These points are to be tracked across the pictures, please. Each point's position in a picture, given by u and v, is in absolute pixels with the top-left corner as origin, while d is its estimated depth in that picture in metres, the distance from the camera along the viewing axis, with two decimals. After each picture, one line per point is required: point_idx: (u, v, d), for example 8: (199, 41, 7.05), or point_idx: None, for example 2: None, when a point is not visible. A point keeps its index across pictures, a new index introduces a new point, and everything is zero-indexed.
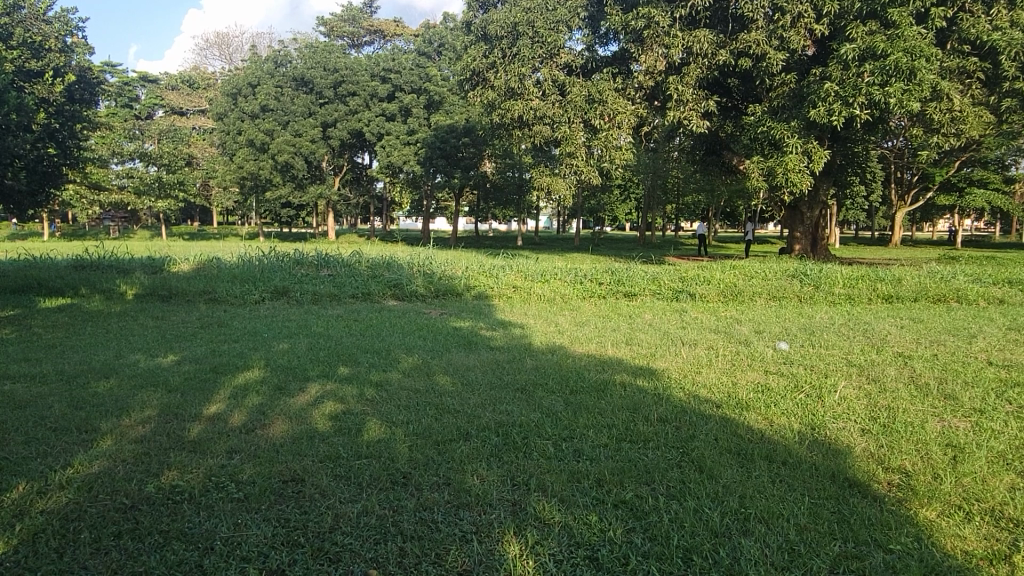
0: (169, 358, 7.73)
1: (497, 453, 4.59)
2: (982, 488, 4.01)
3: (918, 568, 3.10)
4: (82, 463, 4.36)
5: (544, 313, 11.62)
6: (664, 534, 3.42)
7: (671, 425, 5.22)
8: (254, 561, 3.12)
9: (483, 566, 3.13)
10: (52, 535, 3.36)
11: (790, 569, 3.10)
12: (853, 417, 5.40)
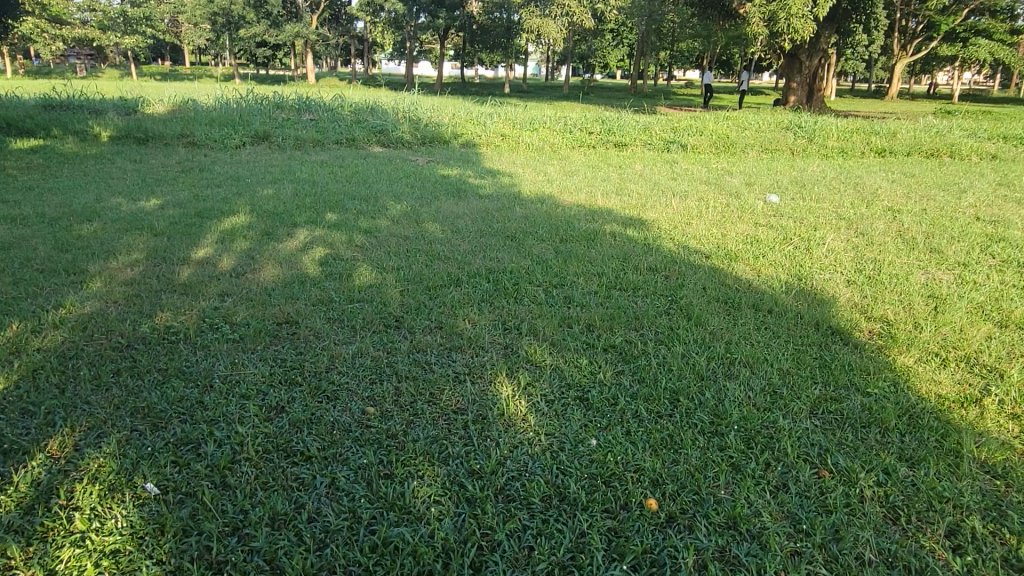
0: (152, 201, 7.60)
1: (488, 299, 4.63)
2: (960, 337, 4.14)
3: (894, 410, 3.23)
4: (73, 303, 4.37)
5: (531, 162, 11.42)
6: (652, 376, 3.53)
7: (660, 274, 5.27)
8: (253, 398, 3.19)
9: (477, 404, 3.22)
10: (51, 371, 3.41)
11: (772, 410, 3.22)
12: (840, 268, 5.48)
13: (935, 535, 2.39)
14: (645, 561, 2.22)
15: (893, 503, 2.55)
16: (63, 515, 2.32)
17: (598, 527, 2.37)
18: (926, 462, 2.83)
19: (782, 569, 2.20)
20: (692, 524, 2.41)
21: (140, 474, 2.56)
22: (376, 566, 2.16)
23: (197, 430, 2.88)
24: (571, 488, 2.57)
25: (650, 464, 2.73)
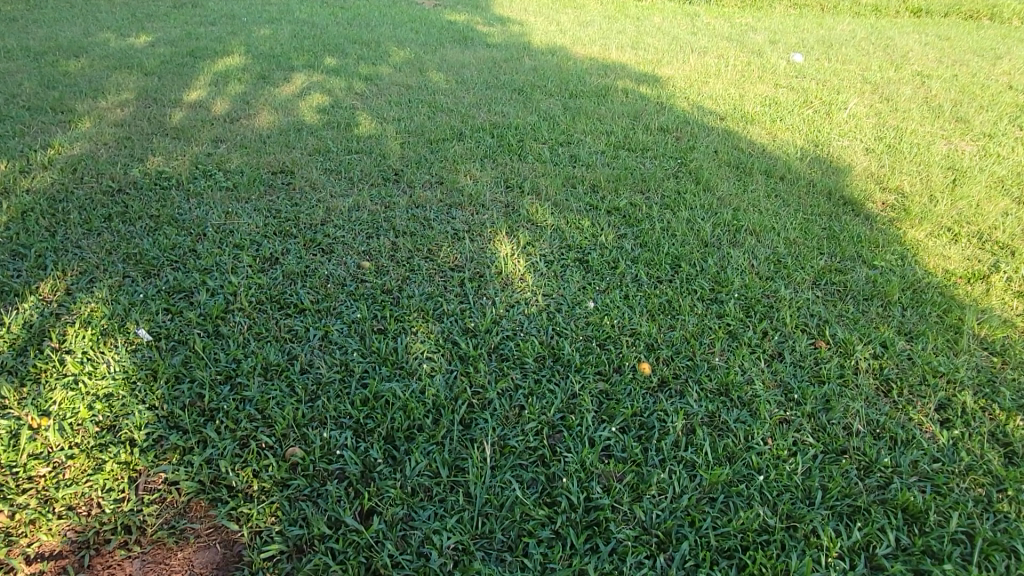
0: (142, 38, 7.20)
1: (491, 155, 4.46)
2: (976, 212, 4.00)
3: (899, 284, 3.16)
4: (61, 144, 4.21)
5: (543, 10, 10.73)
6: (655, 241, 3.44)
7: (672, 135, 5.05)
8: (247, 249, 3.12)
9: (475, 262, 3.15)
10: (41, 214, 3.32)
11: (774, 279, 3.16)
12: (859, 136, 5.24)
13: (925, 409, 2.39)
14: (633, 424, 2.24)
15: (887, 376, 2.54)
16: (55, 358, 2.33)
17: (590, 389, 2.37)
18: (925, 337, 2.80)
19: (769, 436, 2.22)
20: (683, 389, 2.41)
21: (132, 320, 2.54)
22: (366, 418, 2.18)
23: (190, 278, 2.84)
24: (565, 350, 2.55)
25: (646, 330, 2.70)
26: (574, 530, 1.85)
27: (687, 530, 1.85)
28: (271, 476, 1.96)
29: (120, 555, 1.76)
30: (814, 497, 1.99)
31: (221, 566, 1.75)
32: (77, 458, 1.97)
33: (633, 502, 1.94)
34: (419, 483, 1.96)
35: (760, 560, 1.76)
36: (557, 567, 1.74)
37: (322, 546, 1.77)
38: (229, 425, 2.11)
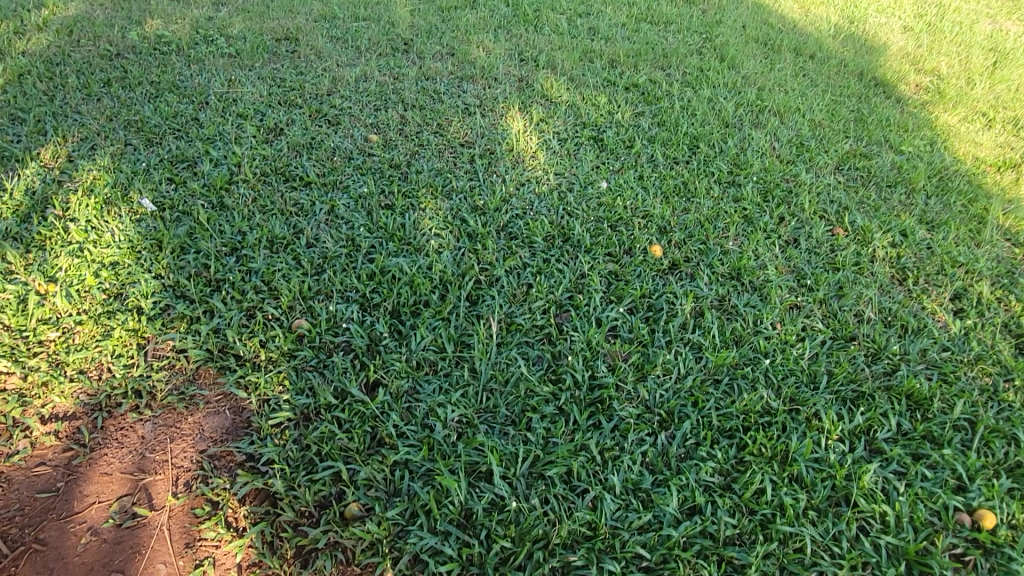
0: None
1: (506, 26, 4.23)
2: (1014, 97, 3.80)
3: (925, 171, 3.05)
4: (55, 4, 4.01)
5: None
6: (674, 120, 3.30)
7: (698, 8, 4.75)
8: (251, 119, 3.02)
9: (486, 138, 3.05)
10: (38, 78, 3.20)
11: (796, 163, 3.05)
12: (897, 13, 4.91)
13: (939, 298, 2.35)
14: (641, 305, 2.22)
15: (904, 264, 2.49)
16: (60, 226, 2.30)
17: (599, 269, 2.34)
18: (947, 226, 2.71)
19: (778, 321, 2.20)
20: (694, 272, 2.38)
21: (135, 190, 2.50)
22: (373, 293, 2.17)
23: (193, 147, 2.77)
24: (575, 229, 2.50)
25: (660, 211, 2.63)
26: (577, 407, 1.86)
27: (689, 410, 1.86)
28: (278, 347, 1.97)
29: (132, 418, 1.80)
30: (819, 382, 1.98)
31: (230, 432, 1.79)
32: (85, 324, 1.99)
33: (637, 382, 1.94)
34: (425, 357, 1.97)
35: (760, 440, 1.78)
36: (559, 442, 1.76)
37: (327, 416, 1.80)
38: (235, 295, 2.10)
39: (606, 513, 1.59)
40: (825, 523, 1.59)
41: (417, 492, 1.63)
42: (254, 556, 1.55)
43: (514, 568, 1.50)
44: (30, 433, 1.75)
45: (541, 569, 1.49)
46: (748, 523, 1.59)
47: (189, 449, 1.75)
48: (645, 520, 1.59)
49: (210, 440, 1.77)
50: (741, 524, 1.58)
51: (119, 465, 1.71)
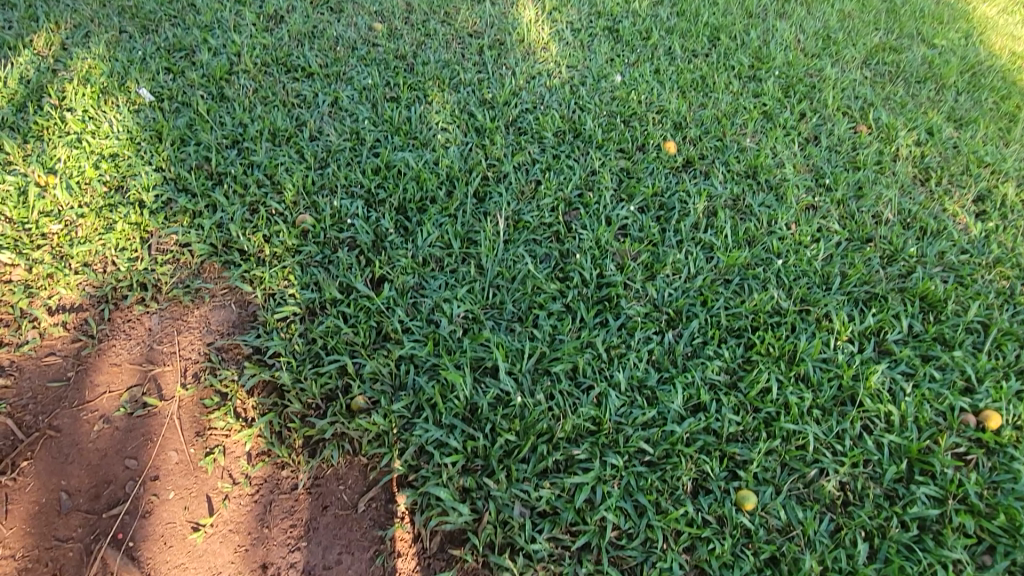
0: None
1: None
2: None
3: (957, 66, 2.90)
4: None
5: None
6: (694, 10, 3.13)
7: None
8: (250, 6, 2.89)
9: (495, 28, 2.91)
10: None
11: (821, 57, 2.91)
12: None
13: (962, 200, 2.27)
14: (653, 204, 2.16)
15: (927, 164, 2.40)
16: (56, 116, 2.24)
17: (610, 166, 2.27)
18: (976, 125, 2.60)
19: (793, 221, 2.14)
20: (709, 171, 2.30)
21: (132, 80, 2.41)
22: (378, 189, 2.12)
23: (191, 35, 2.66)
24: (587, 125, 2.41)
25: (675, 107, 2.53)
26: (584, 305, 1.84)
27: (698, 310, 1.84)
28: (282, 242, 1.94)
29: (138, 311, 1.81)
30: (832, 283, 1.94)
31: (237, 326, 1.80)
32: (87, 217, 1.96)
33: (646, 281, 1.91)
34: (431, 254, 1.94)
35: (768, 340, 1.76)
36: (565, 339, 1.75)
37: (333, 311, 1.79)
38: (237, 190, 2.06)
39: (610, 409, 1.59)
40: (829, 423, 1.59)
41: (422, 387, 1.64)
42: (263, 445, 1.59)
43: (517, 460, 1.52)
44: (38, 324, 1.75)
45: (544, 462, 1.50)
46: (751, 420, 1.59)
47: (196, 341, 1.76)
48: (649, 416, 1.59)
49: (217, 333, 1.78)
50: (744, 422, 1.59)
51: (127, 356, 1.72)
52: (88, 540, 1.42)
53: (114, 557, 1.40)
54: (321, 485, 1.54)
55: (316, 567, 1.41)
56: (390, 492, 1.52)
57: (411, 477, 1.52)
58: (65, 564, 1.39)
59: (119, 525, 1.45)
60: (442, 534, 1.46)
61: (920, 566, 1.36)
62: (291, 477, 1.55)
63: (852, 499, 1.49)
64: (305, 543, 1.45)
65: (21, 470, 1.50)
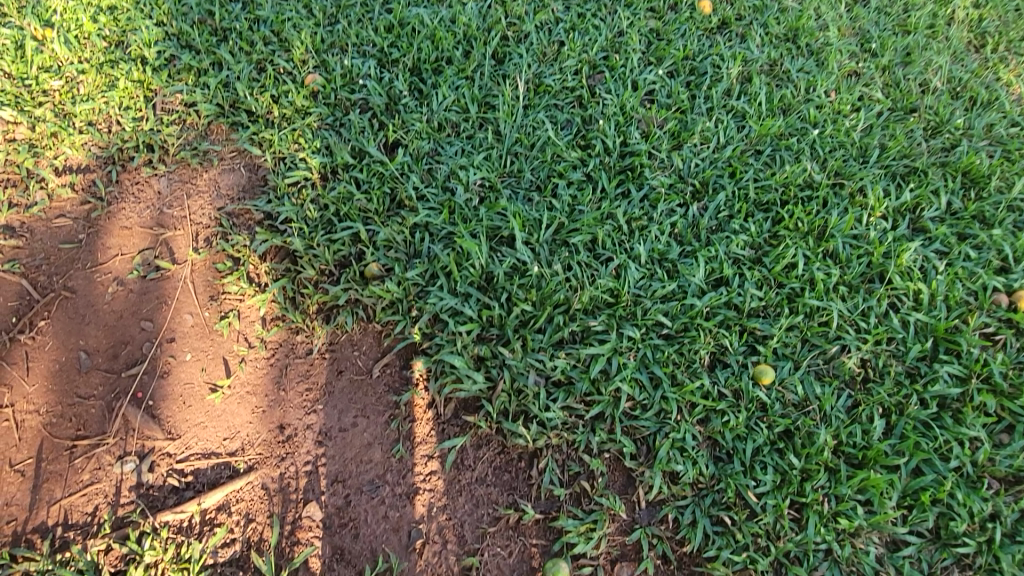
0: None
1: None
2: None
3: None
4: None
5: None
6: None
7: None
8: None
9: None
10: None
11: None
12: None
13: (1018, 68, 2.11)
14: (684, 68, 2.03)
15: (984, 29, 2.22)
16: None
17: (640, 27, 2.11)
18: None
19: (833, 89, 2.00)
20: (745, 33, 2.14)
21: None
22: (391, 48, 1.99)
23: None
24: None
25: None
26: (606, 175, 1.77)
27: (726, 182, 1.75)
28: (291, 103, 1.86)
29: (146, 174, 1.76)
30: (870, 155, 1.84)
31: (247, 190, 1.75)
32: (88, 73, 1.88)
33: (672, 150, 1.82)
34: (447, 118, 1.85)
35: (798, 215, 1.68)
36: (585, 210, 1.68)
37: (345, 176, 1.73)
38: (243, 46, 1.95)
39: (629, 282, 1.55)
40: (856, 300, 1.54)
41: (437, 255, 1.60)
42: (278, 310, 1.58)
43: (532, 331, 1.50)
44: (45, 185, 1.71)
45: (560, 333, 1.48)
46: (775, 296, 1.55)
47: (207, 206, 1.72)
48: (669, 290, 1.55)
49: (228, 198, 1.73)
50: (767, 297, 1.54)
51: (138, 220, 1.69)
52: (109, 398, 1.45)
53: (135, 415, 1.43)
54: (336, 351, 1.54)
55: (332, 429, 1.43)
56: (404, 360, 1.52)
57: (426, 345, 1.52)
58: (89, 421, 1.42)
59: (138, 384, 1.47)
60: (456, 401, 1.46)
61: (937, 443, 1.35)
62: (305, 342, 1.55)
63: (872, 377, 1.46)
64: (321, 406, 1.46)
65: (39, 329, 1.51)
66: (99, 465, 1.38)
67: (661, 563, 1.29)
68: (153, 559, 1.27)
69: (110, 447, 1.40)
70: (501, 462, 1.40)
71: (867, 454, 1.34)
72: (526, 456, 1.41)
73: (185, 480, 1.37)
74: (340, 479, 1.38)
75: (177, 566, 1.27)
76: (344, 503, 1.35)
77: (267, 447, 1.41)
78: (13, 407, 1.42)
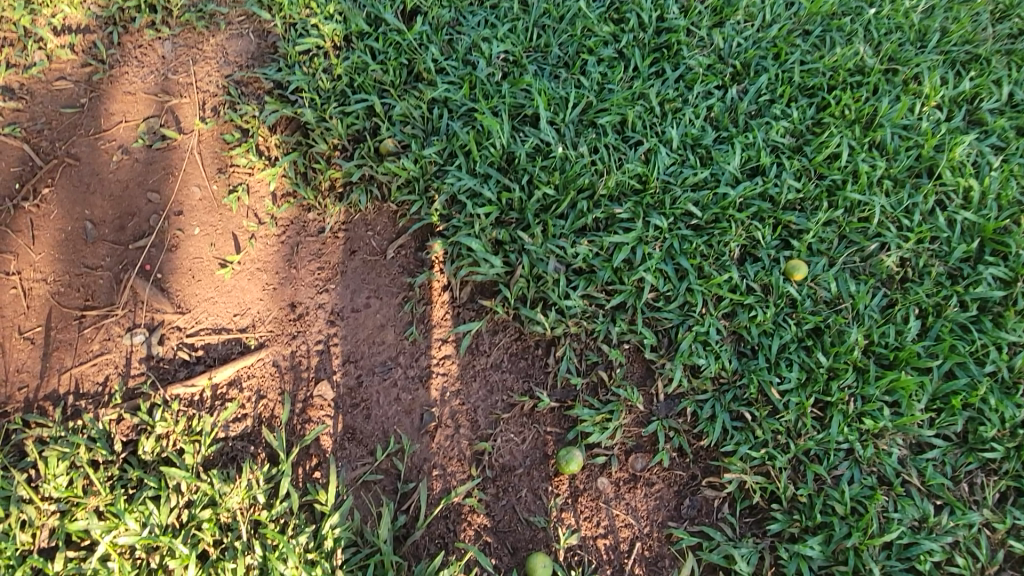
0: None
1: None
2: None
3: None
4: None
5: None
6: None
7: None
8: None
9: None
10: None
11: None
12: None
13: None
14: None
15: None
16: None
17: None
18: None
19: None
20: None
21: None
22: None
23: None
24: None
25: None
26: (640, 53, 1.64)
27: (769, 64, 1.62)
28: None
29: (149, 37, 1.65)
30: (928, 40, 1.68)
31: (256, 57, 1.64)
32: None
33: (712, 28, 1.67)
34: None
35: (845, 101, 1.55)
36: (615, 89, 1.57)
37: (359, 45, 1.61)
38: None
39: (659, 167, 1.46)
40: (900, 195, 1.44)
41: (456, 133, 1.50)
42: (288, 186, 1.52)
43: (554, 216, 1.43)
44: (44, 45, 1.62)
45: (583, 220, 1.41)
46: (813, 189, 1.45)
47: (214, 73, 1.62)
48: (701, 178, 1.45)
49: (236, 65, 1.63)
50: (805, 189, 1.44)
51: (142, 86, 1.60)
52: (117, 270, 1.41)
53: (143, 288, 1.40)
54: (349, 230, 1.47)
55: (345, 309, 1.39)
56: (420, 241, 1.46)
57: (442, 228, 1.45)
58: (97, 292, 1.39)
59: (146, 257, 1.42)
60: (472, 285, 1.41)
61: (973, 347, 1.29)
62: (317, 220, 1.49)
63: (910, 277, 1.39)
64: (333, 286, 1.41)
65: (44, 197, 1.46)
66: (109, 337, 1.35)
67: (676, 456, 1.27)
68: (165, 431, 1.26)
69: (119, 318, 1.37)
70: (517, 349, 1.36)
71: (899, 355, 1.28)
72: (543, 344, 1.37)
73: (195, 354, 1.35)
74: (352, 359, 1.35)
75: (188, 438, 1.26)
76: (356, 384, 1.33)
77: (278, 325, 1.38)
78: (21, 276, 1.39)
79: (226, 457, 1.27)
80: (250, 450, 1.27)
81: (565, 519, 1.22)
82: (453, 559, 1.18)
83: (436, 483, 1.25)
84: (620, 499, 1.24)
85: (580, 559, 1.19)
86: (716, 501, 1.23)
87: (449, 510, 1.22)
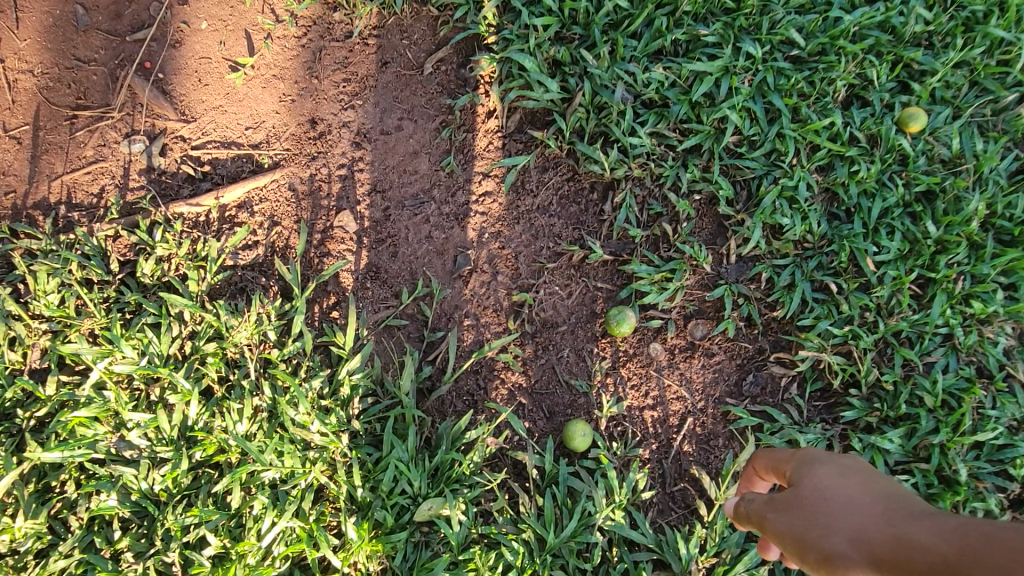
0: None
1: None
2: None
3: None
4: None
5: None
6: None
7: None
8: None
9: None
10: None
11: None
12: None
13: None
14: None
15: None
16: None
17: None
18: None
19: None
20: None
21: None
22: None
23: None
24: None
25: None
26: None
27: None
28: None
29: None
30: None
31: None
32: None
33: None
34: None
35: None
36: None
37: None
38: None
39: None
40: None
41: None
42: None
43: (625, 35, 1.17)
44: None
45: (659, 42, 1.15)
46: (946, 21, 1.16)
47: None
48: None
49: None
50: (936, 21, 1.15)
51: None
52: (113, 66, 1.21)
53: (142, 88, 1.21)
54: (382, 37, 1.23)
55: (373, 130, 1.20)
56: (464, 57, 1.22)
57: (491, 40, 1.20)
58: (90, 89, 1.20)
59: (146, 52, 1.22)
60: (522, 112, 1.19)
61: None
62: (345, 22, 1.24)
63: None
64: (360, 102, 1.21)
65: None
66: (104, 143, 1.19)
67: (743, 326, 1.11)
68: (166, 253, 1.12)
69: (115, 122, 1.20)
70: (569, 191, 1.17)
71: None
72: (599, 187, 1.17)
73: (202, 170, 1.19)
74: (380, 189, 1.17)
75: (193, 263, 1.12)
76: (383, 217, 1.16)
77: (296, 143, 1.20)
78: (4, 64, 1.20)
79: (234, 288, 1.13)
80: (261, 283, 1.14)
81: (609, 385, 1.09)
82: (483, 420, 1.06)
83: (468, 334, 1.11)
84: (674, 368, 1.10)
85: (622, 430, 1.08)
86: (784, 380, 1.09)
87: (481, 365, 1.10)
